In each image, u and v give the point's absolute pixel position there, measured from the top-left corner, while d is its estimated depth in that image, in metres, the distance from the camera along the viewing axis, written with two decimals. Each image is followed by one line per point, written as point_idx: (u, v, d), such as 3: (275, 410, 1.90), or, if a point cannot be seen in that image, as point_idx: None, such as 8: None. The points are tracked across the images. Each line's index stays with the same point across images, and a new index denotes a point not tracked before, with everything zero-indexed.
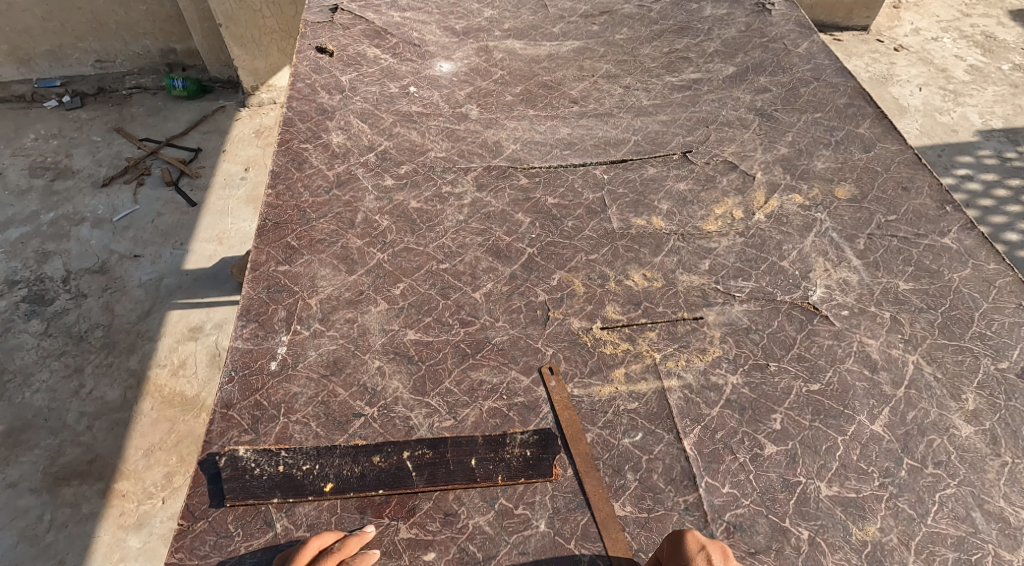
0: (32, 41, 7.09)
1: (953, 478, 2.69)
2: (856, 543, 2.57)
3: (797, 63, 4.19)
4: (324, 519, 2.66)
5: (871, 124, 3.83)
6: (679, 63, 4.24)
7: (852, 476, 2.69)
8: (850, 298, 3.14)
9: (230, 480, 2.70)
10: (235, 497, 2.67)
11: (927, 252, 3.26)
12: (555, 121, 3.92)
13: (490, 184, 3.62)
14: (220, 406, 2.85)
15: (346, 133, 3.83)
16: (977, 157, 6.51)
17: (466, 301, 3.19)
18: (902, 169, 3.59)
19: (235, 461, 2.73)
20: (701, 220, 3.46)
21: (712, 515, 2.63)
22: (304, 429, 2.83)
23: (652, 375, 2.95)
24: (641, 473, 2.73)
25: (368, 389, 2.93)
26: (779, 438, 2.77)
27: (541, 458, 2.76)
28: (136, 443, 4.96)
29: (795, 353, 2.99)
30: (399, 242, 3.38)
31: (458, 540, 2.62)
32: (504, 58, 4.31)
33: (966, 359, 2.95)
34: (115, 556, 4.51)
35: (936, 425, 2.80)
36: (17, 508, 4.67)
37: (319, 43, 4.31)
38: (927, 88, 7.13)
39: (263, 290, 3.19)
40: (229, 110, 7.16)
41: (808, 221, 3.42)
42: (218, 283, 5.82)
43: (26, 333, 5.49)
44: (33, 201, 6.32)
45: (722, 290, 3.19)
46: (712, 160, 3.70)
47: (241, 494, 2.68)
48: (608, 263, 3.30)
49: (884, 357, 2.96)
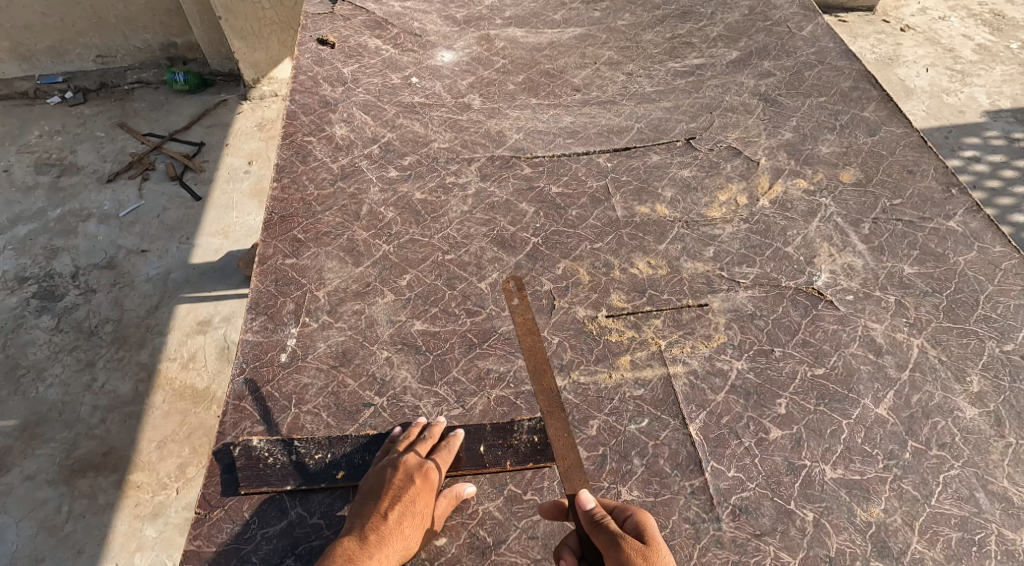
0: (34, 37, 7.11)
1: (957, 459, 2.69)
2: (860, 525, 2.57)
3: (802, 47, 4.17)
4: (336, 507, 2.70)
5: (875, 108, 3.81)
6: (682, 49, 4.23)
7: (857, 459, 2.70)
8: (854, 283, 3.15)
9: (245, 469, 2.74)
10: (250, 485, 2.71)
11: (932, 235, 3.26)
12: (558, 110, 3.93)
13: (494, 174, 3.63)
14: (232, 398, 2.89)
15: (350, 126, 3.84)
16: (985, 138, 6.47)
17: (472, 291, 3.21)
18: (907, 153, 3.58)
19: (250, 450, 2.77)
20: (705, 207, 3.47)
21: (717, 499, 2.63)
22: (315, 420, 2.86)
23: (658, 362, 2.97)
24: (648, 458, 2.73)
25: (376, 379, 2.96)
26: (784, 422, 2.79)
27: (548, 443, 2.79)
28: (150, 435, 5.03)
29: (800, 338, 3.00)
30: (405, 233, 3.41)
31: (468, 525, 2.65)
32: (506, 47, 4.31)
33: (971, 342, 2.95)
34: (132, 545, 4.58)
35: (940, 407, 2.80)
36: (36, 500, 4.74)
37: (320, 34, 4.31)
38: (933, 69, 7.08)
39: (271, 283, 3.22)
40: (231, 103, 7.17)
41: (812, 207, 3.42)
42: (225, 276, 5.87)
43: (37, 328, 5.55)
44: (40, 198, 6.37)
45: (726, 277, 3.20)
46: (716, 147, 3.70)
47: (255, 483, 2.72)
48: (612, 252, 3.32)
49: (888, 341, 2.97)
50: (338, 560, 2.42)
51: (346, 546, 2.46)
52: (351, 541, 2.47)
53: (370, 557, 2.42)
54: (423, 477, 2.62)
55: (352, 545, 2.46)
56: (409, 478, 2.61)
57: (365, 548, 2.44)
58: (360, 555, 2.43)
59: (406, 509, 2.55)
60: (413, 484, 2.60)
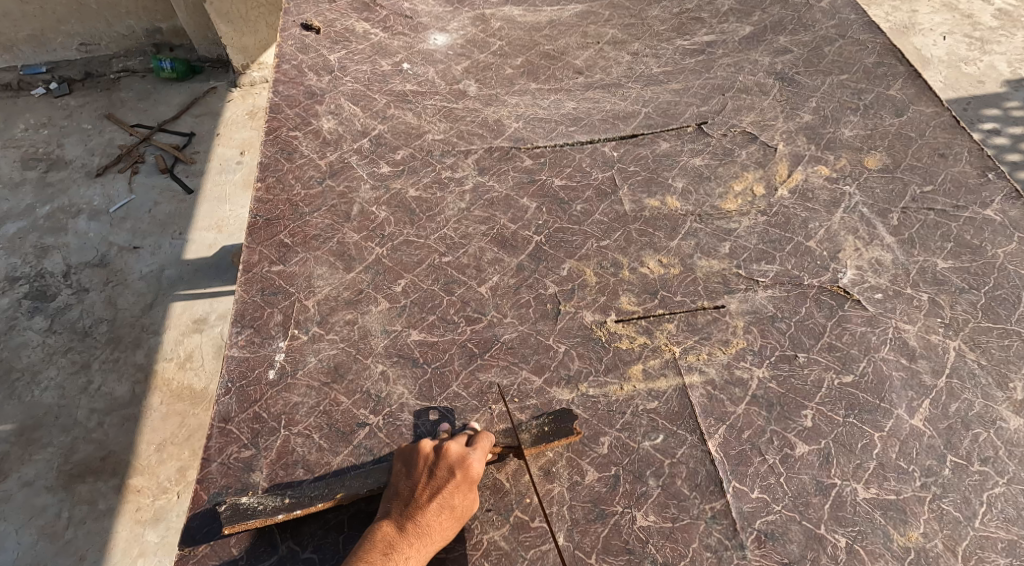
0: (12, 26, 6.84)
1: (1001, 476, 2.48)
2: (898, 551, 2.37)
3: (821, 19, 3.88)
4: (331, 539, 2.50)
5: (902, 85, 3.54)
6: (691, 25, 3.96)
7: (891, 476, 2.49)
8: (883, 279, 2.92)
9: (231, 520, 2.44)
10: (233, 523, 2.43)
11: (967, 226, 3.02)
12: (560, 95, 3.68)
13: (492, 167, 3.40)
14: (217, 421, 2.70)
15: (337, 118, 3.60)
16: (1005, 109, 6.16)
17: (472, 296, 3.00)
18: (938, 134, 3.32)
19: (237, 506, 2.48)
20: (719, 199, 3.23)
21: (741, 524, 2.43)
22: (306, 442, 2.67)
23: (672, 371, 2.76)
24: (664, 479, 2.53)
25: (371, 396, 2.76)
26: (811, 436, 2.58)
27: (558, 426, 2.59)
28: (148, 438, 4.87)
29: (825, 342, 2.78)
30: (399, 234, 3.19)
31: (472, 557, 2.44)
32: (503, 28, 4.05)
33: (1013, 344, 2.73)
34: (134, 551, 4.45)
35: (981, 417, 2.59)
36: (35, 507, 4.60)
37: (304, 19, 4.04)
38: (951, 37, 6.74)
39: (257, 293, 3.01)
40: (220, 91, 6.92)
41: (836, 196, 3.18)
42: (220, 272, 5.68)
43: (30, 330, 5.38)
44: (28, 194, 6.16)
45: (744, 275, 2.98)
46: (730, 131, 3.45)
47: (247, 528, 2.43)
48: (621, 250, 3.09)
49: (922, 344, 2.75)
50: (374, 549, 2.32)
51: (384, 534, 2.36)
52: (388, 529, 2.37)
53: (407, 548, 2.32)
54: (464, 468, 2.45)
55: (390, 533, 2.36)
56: (450, 469, 2.44)
57: (404, 538, 2.34)
58: (397, 544, 2.32)
59: (449, 500, 2.41)
60: (454, 476, 2.43)
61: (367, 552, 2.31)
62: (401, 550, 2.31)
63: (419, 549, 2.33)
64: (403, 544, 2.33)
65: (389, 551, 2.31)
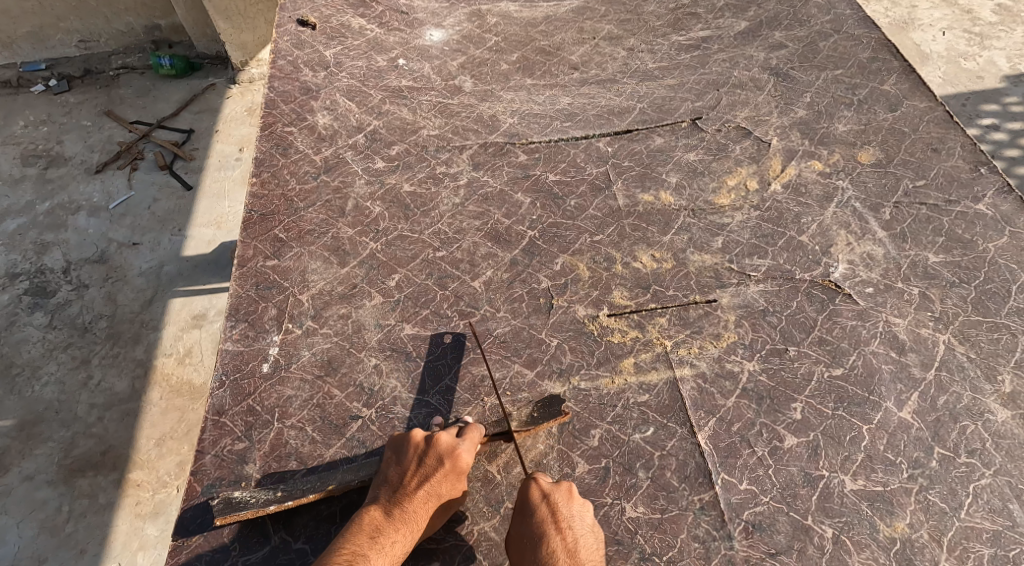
0: (13, 23, 6.86)
1: (988, 468, 2.49)
2: (884, 541, 2.38)
3: (816, 14, 3.89)
4: (323, 530, 2.52)
5: (897, 80, 3.55)
6: (686, 20, 3.96)
7: (879, 468, 2.51)
8: (874, 274, 2.93)
9: (224, 511, 2.46)
10: (226, 515, 2.45)
11: (959, 220, 3.03)
12: (555, 90, 3.69)
13: (487, 162, 3.41)
14: (211, 414, 2.72)
15: (333, 114, 3.62)
16: (1004, 105, 6.15)
17: (465, 290, 3.01)
18: (932, 129, 3.33)
19: (230, 498, 2.49)
20: (712, 194, 3.24)
21: (729, 515, 2.45)
22: (299, 435, 2.69)
23: (663, 364, 2.77)
24: (654, 471, 2.54)
25: (364, 389, 2.78)
26: (800, 429, 2.59)
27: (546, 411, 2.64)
28: (147, 433, 4.90)
29: (816, 336, 2.79)
30: (393, 229, 3.21)
31: (463, 547, 2.46)
32: (499, 23, 4.06)
33: (1002, 338, 2.74)
34: (133, 545, 4.48)
35: (970, 409, 2.60)
36: (35, 501, 4.63)
37: (300, 15, 4.05)
38: (950, 32, 6.74)
39: (252, 287, 3.03)
40: (219, 87, 6.94)
41: (828, 190, 3.19)
42: (218, 268, 5.71)
43: (30, 326, 5.41)
44: (28, 190, 6.19)
45: (736, 269, 2.99)
46: (724, 127, 3.46)
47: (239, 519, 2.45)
48: (614, 244, 3.11)
49: (912, 338, 2.76)
50: (361, 533, 2.34)
51: (371, 519, 2.38)
52: (375, 514, 2.39)
53: (393, 533, 2.34)
54: (454, 459, 2.47)
55: (377, 519, 2.38)
56: (440, 458, 2.46)
57: (391, 524, 2.36)
58: (384, 530, 2.34)
59: (437, 489, 2.43)
60: (444, 466, 2.45)
61: (353, 537, 2.33)
62: (388, 536, 2.33)
63: (405, 536, 2.35)
64: (390, 530, 2.35)
65: (376, 536, 2.33)
